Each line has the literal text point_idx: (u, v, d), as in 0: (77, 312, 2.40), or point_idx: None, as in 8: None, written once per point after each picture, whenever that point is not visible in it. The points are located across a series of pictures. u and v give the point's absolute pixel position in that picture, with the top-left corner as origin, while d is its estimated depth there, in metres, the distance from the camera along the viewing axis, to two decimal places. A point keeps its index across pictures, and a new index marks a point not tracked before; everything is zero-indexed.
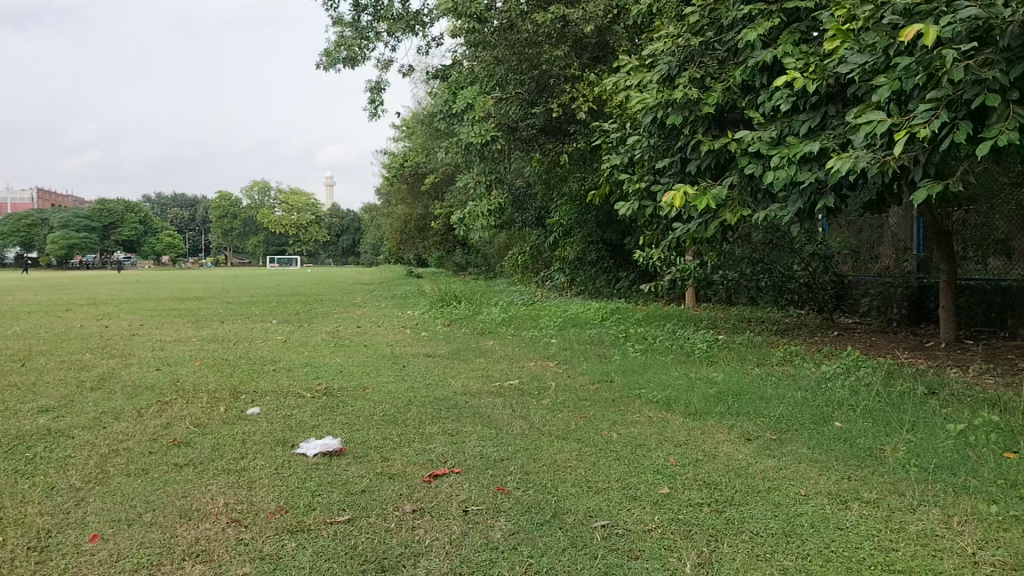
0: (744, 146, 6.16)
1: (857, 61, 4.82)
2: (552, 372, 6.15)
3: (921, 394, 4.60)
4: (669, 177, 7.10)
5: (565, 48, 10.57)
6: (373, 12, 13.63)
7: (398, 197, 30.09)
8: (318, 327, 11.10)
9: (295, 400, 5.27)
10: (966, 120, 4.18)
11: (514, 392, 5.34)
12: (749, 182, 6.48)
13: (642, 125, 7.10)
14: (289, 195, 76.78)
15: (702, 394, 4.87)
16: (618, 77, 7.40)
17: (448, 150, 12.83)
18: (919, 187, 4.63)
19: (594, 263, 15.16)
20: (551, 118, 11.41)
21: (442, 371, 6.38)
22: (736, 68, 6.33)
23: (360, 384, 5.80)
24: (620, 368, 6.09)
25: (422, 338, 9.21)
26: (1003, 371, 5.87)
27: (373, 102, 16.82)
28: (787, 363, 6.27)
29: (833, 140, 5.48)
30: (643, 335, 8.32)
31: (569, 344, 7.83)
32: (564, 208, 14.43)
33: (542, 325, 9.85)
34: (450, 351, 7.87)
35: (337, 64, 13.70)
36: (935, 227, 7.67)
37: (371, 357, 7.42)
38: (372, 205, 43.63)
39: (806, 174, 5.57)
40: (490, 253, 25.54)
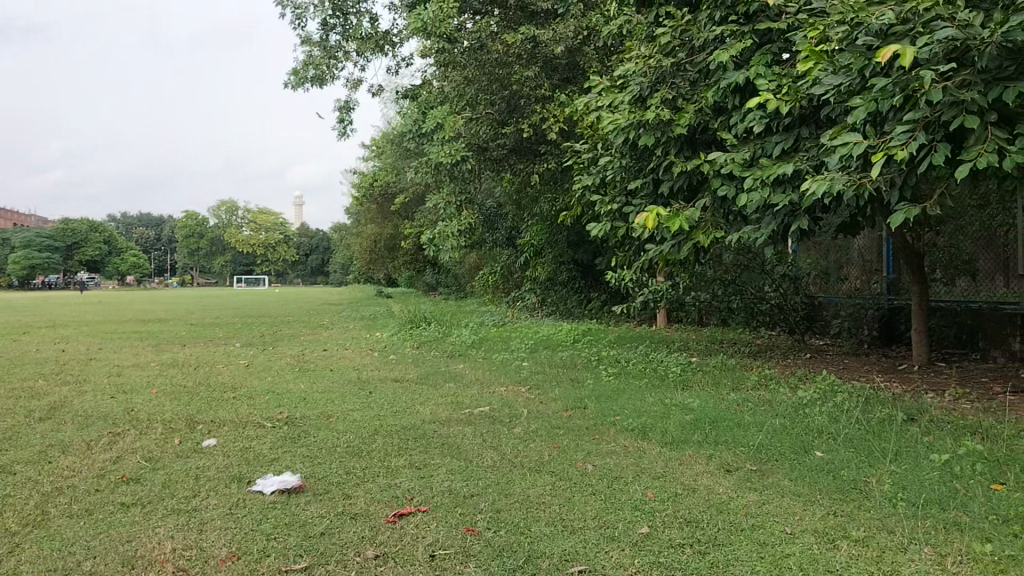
0: (717, 167, 6.06)
1: (832, 82, 4.71)
2: (523, 398, 5.98)
3: (901, 420, 4.50)
4: (641, 199, 7.00)
5: (536, 69, 10.51)
6: (342, 31, 13.48)
7: (368, 217, 29.85)
8: (284, 350, 10.84)
9: (255, 430, 5.05)
10: (944, 142, 4.10)
11: (485, 419, 5.16)
12: (722, 203, 6.38)
13: (614, 146, 6.99)
14: (257, 215, 76.09)
15: (678, 421, 4.74)
16: (589, 97, 7.29)
17: (417, 171, 12.68)
18: (896, 210, 4.54)
19: (565, 283, 15.05)
20: (522, 139, 11.31)
21: (410, 398, 6.18)
22: (708, 89, 6.24)
23: (324, 412, 5.58)
24: (593, 394, 5.94)
25: (390, 361, 9.00)
26: (979, 395, 5.81)
27: (341, 122, 16.66)
28: (762, 387, 6.16)
29: (807, 162, 5.40)
30: (615, 358, 8.19)
31: (541, 368, 7.68)
32: (535, 228, 14.34)
33: (513, 347, 9.70)
34: (419, 375, 7.68)
35: (305, 84, 13.51)
36: (906, 250, 7.63)
37: (337, 383, 7.20)
38: (341, 224, 43.31)
39: (780, 196, 5.48)
40: (461, 273, 25.37)
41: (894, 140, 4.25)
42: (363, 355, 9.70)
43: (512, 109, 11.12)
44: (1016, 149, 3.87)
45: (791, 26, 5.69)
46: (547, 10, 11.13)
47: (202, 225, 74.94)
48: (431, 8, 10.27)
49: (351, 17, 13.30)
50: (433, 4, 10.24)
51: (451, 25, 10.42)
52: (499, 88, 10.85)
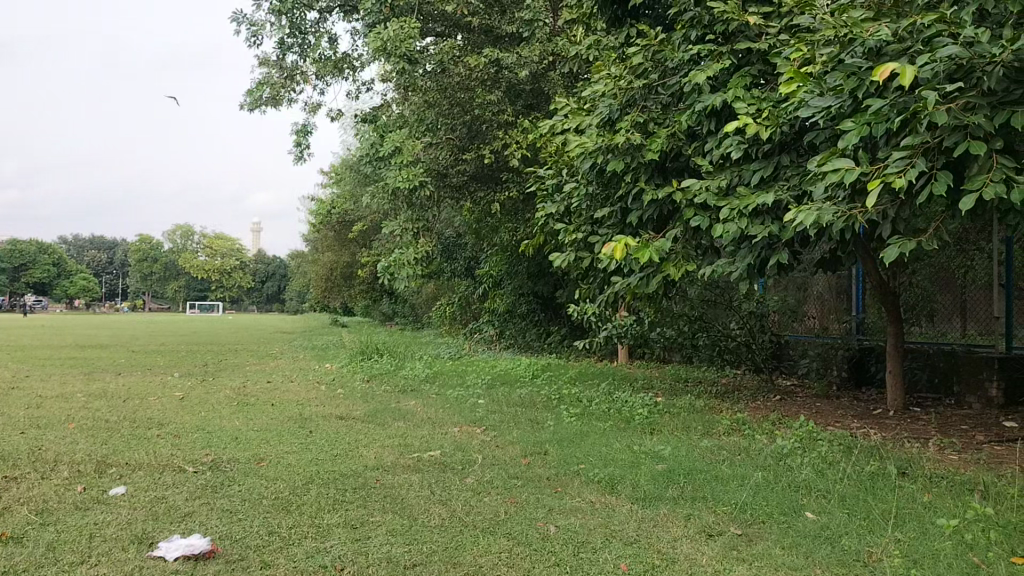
0: (690, 196, 5.68)
1: (820, 104, 4.36)
2: (478, 440, 5.47)
3: (894, 475, 4.09)
4: (608, 228, 6.60)
5: (499, 93, 10.23)
6: (300, 52, 12.99)
7: (324, 244, 29.20)
8: (224, 381, 10.17)
9: (174, 476, 4.47)
10: (945, 170, 3.74)
11: (434, 465, 4.65)
12: (694, 234, 6.00)
13: (580, 171, 6.60)
14: (212, 239, 74.67)
15: (649, 472, 4.27)
16: (555, 121, 6.91)
17: (374, 197, 12.19)
18: (888, 244, 4.17)
19: (524, 316, 14.64)
20: (483, 165, 10.92)
21: (354, 438, 5.64)
22: (682, 113, 5.88)
23: (255, 455, 5.01)
24: (554, 437, 5.45)
25: (337, 396, 8.42)
26: (964, 446, 5.45)
27: (298, 146, 16.17)
28: (735, 433, 5.73)
29: (788, 192, 5.04)
30: (576, 396, 7.73)
31: (498, 406, 7.17)
32: (495, 259, 13.93)
33: (468, 382, 9.18)
34: (365, 412, 7.11)
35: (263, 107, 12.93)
36: (882, 288, 7.33)
37: (275, 420, 6.62)
38: (297, 251, 42.49)
39: (759, 227, 5.11)
40: (417, 304, 24.84)
41: (890, 168, 3.89)
42: (308, 389, 9.09)
43: (474, 134, 10.73)
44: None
45: (771, 48, 5.37)
46: (511, 34, 10.83)
47: (154, 249, 73.22)
48: (392, 27, 9.87)
49: (309, 38, 12.83)
50: (394, 24, 9.84)
51: (412, 45, 10.01)
52: (460, 112, 10.46)
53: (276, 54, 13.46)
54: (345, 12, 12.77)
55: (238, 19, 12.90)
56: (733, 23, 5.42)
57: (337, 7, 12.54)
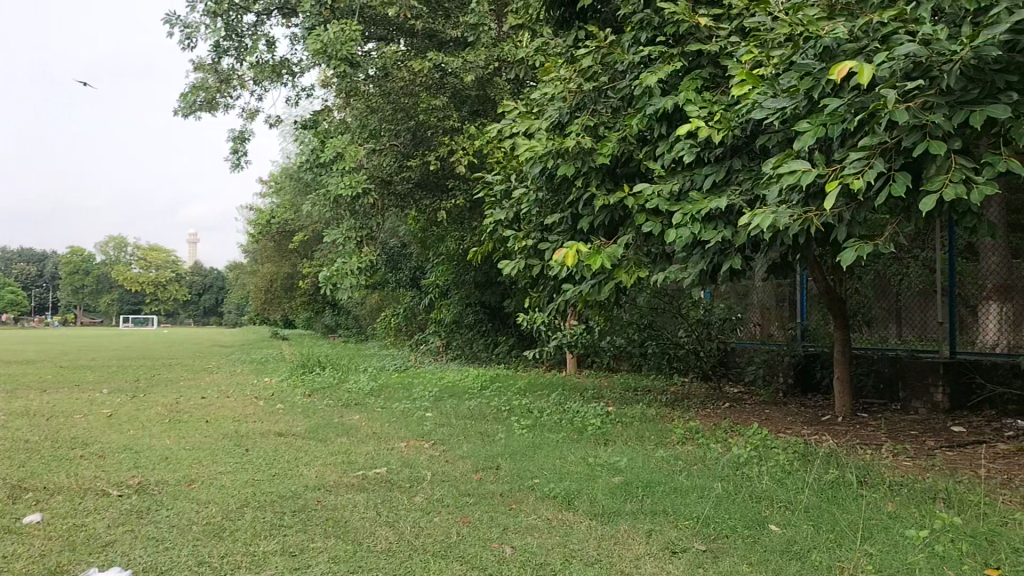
0: (641, 201, 5.56)
1: (774, 105, 4.26)
2: (427, 456, 5.24)
3: (855, 484, 3.99)
4: (558, 234, 6.45)
5: (443, 98, 10.03)
6: (236, 56, 12.60)
7: (264, 255, 28.55)
8: (157, 397, 9.71)
9: (97, 500, 4.13)
10: (903, 171, 3.66)
11: (381, 483, 4.41)
12: (646, 240, 5.88)
13: (530, 176, 6.45)
14: (147, 251, 72.63)
15: (606, 486, 4.10)
16: (502, 125, 6.74)
17: (315, 204, 11.85)
18: (845, 248, 4.08)
19: (471, 326, 14.42)
20: (428, 173, 10.70)
21: (296, 456, 5.35)
22: (632, 117, 5.77)
23: (187, 477, 4.68)
24: (506, 451, 5.24)
25: (277, 411, 8.08)
26: (918, 452, 5.41)
27: (236, 153, 15.73)
28: (689, 443, 5.61)
29: (740, 196, 4.94)
30: (526, 407, 7.55)
31: (446, 420, 6.94)
32: (441, 268, 13.70)
33: (415, 395, 8.92)
34: (307, 428, 6.80)
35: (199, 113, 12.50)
36: (830, 294, 7.33)
37: (211, 438, 6.27)
38: (237, 263, 41.51)
39: (711, 232, 5.00)
40: (362, 316, 24.41)
41: (846, 170, 3.81)
42: (246, 404, 8.71)
43: (418, 140, 10.50)
44: (984, 179, 3.47)
45: (722, 50, 5.29)
46: (456, 39, 10.66)
47: (86, 261, 70.91)
48: (332, 29, 9.59)
49: (246, 42, 12.45)
50: (334, 26, 9.57)
51: (353, 49, 9.74)
52: (403, 118, 10.23)
53: (212, 58, 13.04)
54: (283, 15, 12.43)
55: (171, 22, 12.45)
56: (683, 24, 5.32)
57: (275, 10, 12.20)
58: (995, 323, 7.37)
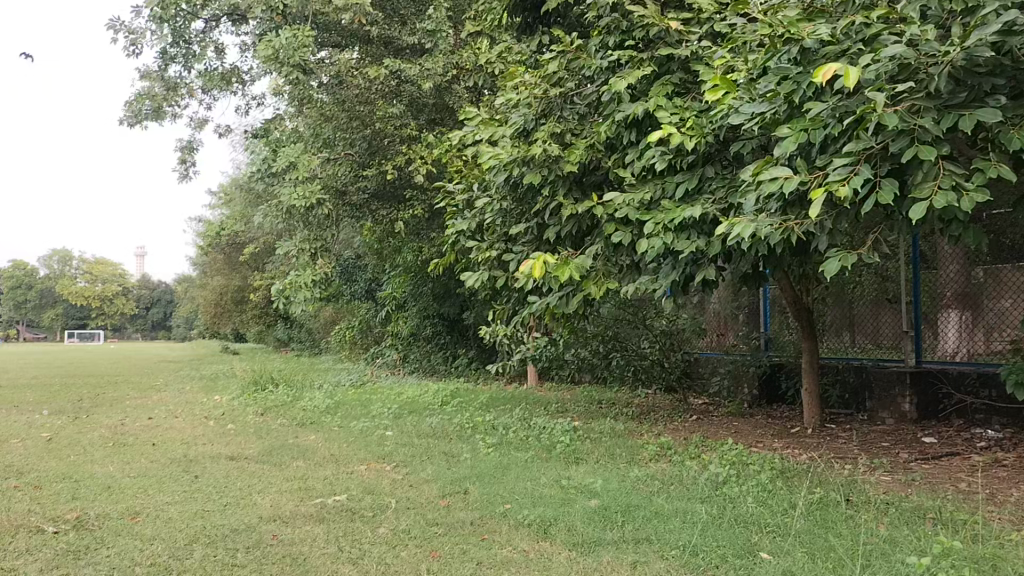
0: (611, 210, 5.37)
1: (752, 110, 4.10)
2: (390, 480, 4.95)
3: (842, 505, 3.83)
4: (524, 245, 6.24)
5: (400, 106, 9.79)
6: (184, 63, 12.18)
7: (214, 268, 27.85)
8: (101, 418, 9.24)
9: (29, 538, 3.77)
10: (890, 178, 3.52)
11: (342, 513, 4.11)
12: (615, 251, 5.69)
13: (494, 185, 6.23)
14: (93, 264, 70.66)
15: (584, 511, 3.87)
16: (465, 132, 6.51)
17: (267, 215, 11.47)
18: (828, 258, 3.93)
19: (429, 339, 14.12)
20: (385, 183, 10.42)
21: (249, 482, 5.02)
22: (600, 124, 5.59)
23: (130, 509, 4.33)
24: (473, 473, 4.99)
25: (228, 432, 7.70)
26: (894, 467, 5.29)
27: (184, 163, 15.26)
28: (662, 460, 5.41)
29: (714, 205, 4.79)
30: (490, 424, 7.29)
31: (407, 438, 6.65)
32: (398, 280, 13.40)
33: (373, 412, 8.59)
34: (261, 450, 6.45)
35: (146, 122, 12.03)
36: (797, 305, 7.23)
37: (157, 463, 5.90)
38: (187, 276, 40.55)
39: (685, 242, 4.83)
40: (315, 328, 23.90)
41: (830, 177, 3.66)
42: (196, 425, 8.29)
43: (374, 150, 10.19)
44: (974, 186, 3.34)
45: (693, 55, 5.14)
46: (412, 46, 10.41)
47: (29, 275, 68.77)
48: (284, 35, 9.32)
49: (195, 49, 12.05)
50: (286, 32, 9.28)
51: (307, 54, 9.45)
52: (358, 126, 9.89)
53: (159, 66, 12.60)
54: (234, 21, 12.06)
55: (115, 27, 11.99)
56: (653, 28, 5.16)
57: (225, 16, 11.83)
58: (956, 330, 7.41)
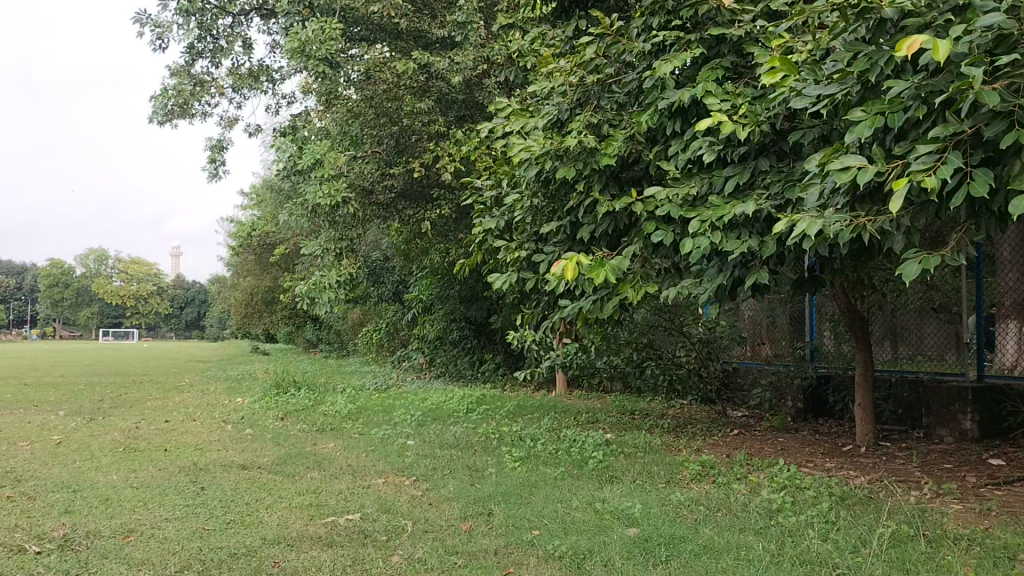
0: (652, 207, 4.94)
1: (817, 92, 3.65)
2: (409, 497, 4.55)
3: (917, 543, 3.37)
4: (556, 245, 5.83)
5: (429, 102, 9.44)
6: (212, 59, 11.91)
7: (244, 268, 27.79)
8: (117, 420, 8.95)
9: (7, 559, 3.41)
10: (983, 167, 3.05)
11: (352, 536, 3.71)
12: (655, 252, 5.26)
13: (525, 180, 5.82)
14: (128, 264, 71.37)
15: (623, 542, 3.44)
16: (494, 123, 6.12)
17: (291, 214, 11.16)
18: (904, 260, 3.47)
19: (455, 343, 13.76)
20: (411, 181, 10.05)
21: (257, 496, 4.65)
22: (640, 113, 5.16)
23: (125, 527, 3.97)
24: (499, 492, 4.57)
25: (244, 438, 7.36)
26: (965, 493, 4.79)
27: (213, 162, 15.05)
28: (705, 481, 4.97)
29: (768, 201, 4.34)
30: (517, 434, 6.87)
31: (430, 449, 6.27)
32: (425, 282, 13.06)
33: (395, 419, 8.20)
34: (275, 459, 6.08)
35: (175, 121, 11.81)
36: (850, 312, 6.73)
37: (164, 472, 5.54)
38: (219, 277, 40.65)
39: (735, 242, 4.38)
40: (342, 330, 23.69)
41: (910, 167, 3.20)
42: (212, 430, 7.94)
43: (402, 148, 9.89)
44: None
45: (746, 36, 4.69)
46: (441, 39, 10.03)
47: (66, 274, 69.57)
48: (310, 28, 9.00)
49: (222, 44, 11.77)
50: (314, 25, 8.97)
51: (334, 48, 9.13)
52: (387, 123, 9.62)
53: (187, 61, 12.36)
54: (262, 16, 11.78)
55: (142, 21, 11.77)
56: (702, 6, 4.74)
57: (253, 10, 11.56)
58: (1015, 340, 7.11)
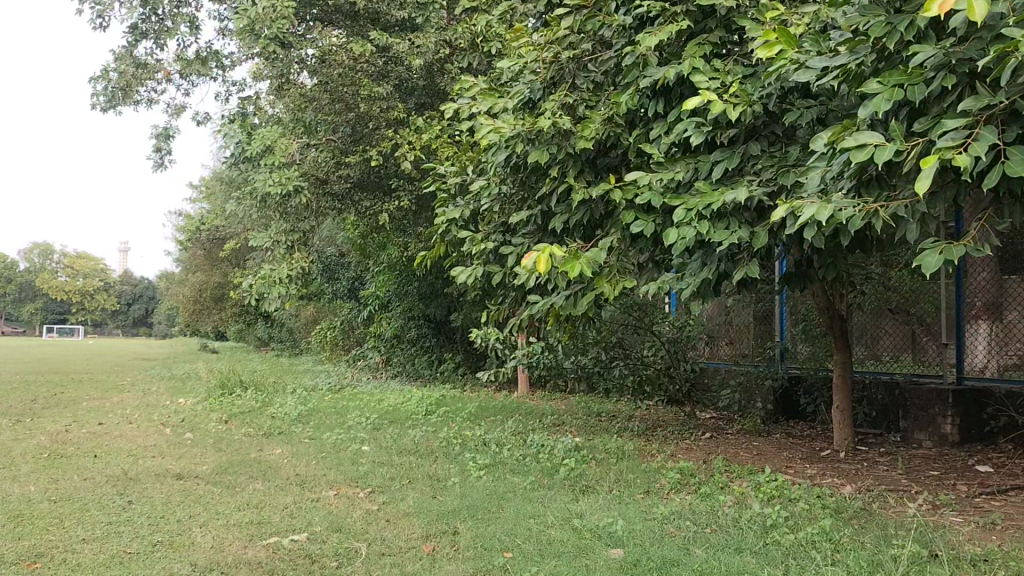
0: (631, 194, 4.55)
1: (824, 63, 3.29)
2: (364, 514, 4.08)
3: (934, 566, 3.02)
4: (525, 236, 5.43)
5: (387, 87, 8.94)
6: (157, 41, 11.25)
7: (194, 264, 26.93)
8: (46, 423, 8.29)
9: None
10: (1019, 143, 2.70)
11: (296, 562, 3.23)
12: (633, 244, 4.87)
13: (493, 164, 5.40)
14: (73, 258, 69.14)
15: (608, 568, 3.03)
16: (460, 104, 5.69)
17: (240, 205, 10.57)
18: (921, 248, 3.12)
19: (413, 341, 13.28)
20: (368, 172, 9.55)
21: (192, 512, 4.15)
22: (619, 94, 4.76)
23: (33, 551, 3.44)
24: (464, 505, 4.13)
25: (183, 443, 6.80)
26: (962, 503, 4.50)
27: (159, 151, 14.34)
28: (687, 491, 4.60)
29: (760, 188, 3.98)
30: (481, 438, 6.44)
31: (387, 456, 5.81)
32: (382, 278, 12.57)
33: (350, 422, 7.71)
34: (216, 467, 5.55)
35: (120, 107, 11.15)
36: (830, 310, 6.42)
37: (88, 483, 4.99)
38: (168, 272, 39.45)
39: (724, 233, 4.01)
40: (295, 328, 22.98)
41: (934, 146, 2.85)
42: (149, 434, 7.35)
43: (359, 135, 9.38)
44: None
45: (735, 9, 4.34)
46: (401, 22, 9.56)
47: (8, 268, 67.14)
48: (261, 4, 8.46)
49: (167, 24, 11.10)
50: (265, 1, 8.43)
51: (286, 27, 8.60)
52: (343, 109, 9.11)
53: (131, 43, 11.68)
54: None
55: None
56: None
57: None
58: (985, 343, 6.73)
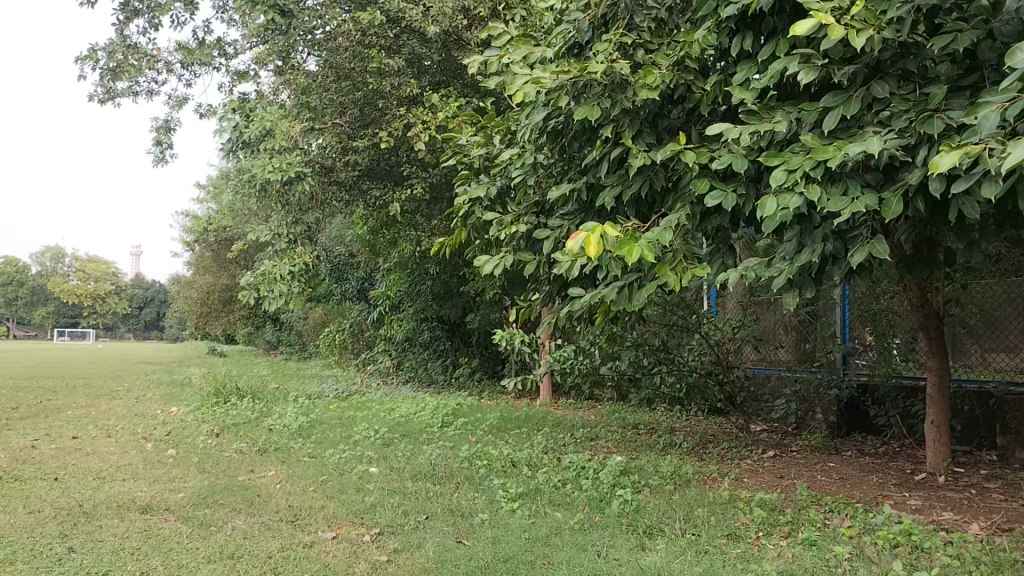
0: (708, 155, 3.57)
1: None
2: (370, 570, 3.09)
3: None
4: (565, 216, 4.47)
5: (399, 60, 7.97)
6: (152, 19, 10.32)
7: (201, 265, 26.06)
8: (15, 436, 7.35)
9: None
10: None
11: None
12: (706, 221, 3.88)
13: (530, 127, 4.52)
14: (83, 261, 68.71)
15: None
16: (488, 58, 4.72)
17: (237, 196, 9.60)
18: None
19: (425, 344, 12.31)
20: (378, 157, 8.60)
21: (146, 567, 3.18)
22: (692, 30, 3.80)
23: None
24: (501, 558, 3.18)
25: (163, 462, 5.84)
26: None
27: (158, 144, 13.45)
28: (779, 535, 3.62)
29: (894, 140, 2.98)
30: (509, 458, 5.47)
31: (400, 480, 4.84)
32: (393, 277, 11.60)
33: (356, 437, 6.74)
34: (193, 496, 4.57)
35: (116, 96, 10.23)
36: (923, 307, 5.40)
37: (31, 519, 4.01)
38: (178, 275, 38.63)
39: (842, 200, 2.99)
40: (304, 332, 22.06)
41: None
42: (126, 450, 6.39)
43: (367, 117, 8.42)
44: None
45: None
46: None
47: (19, 272, 66.66)
48: None
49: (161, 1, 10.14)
50: None
51: None
52: (350, 88, 8.17)
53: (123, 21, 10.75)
54: None
55: None
56: None
57: None
58: None
